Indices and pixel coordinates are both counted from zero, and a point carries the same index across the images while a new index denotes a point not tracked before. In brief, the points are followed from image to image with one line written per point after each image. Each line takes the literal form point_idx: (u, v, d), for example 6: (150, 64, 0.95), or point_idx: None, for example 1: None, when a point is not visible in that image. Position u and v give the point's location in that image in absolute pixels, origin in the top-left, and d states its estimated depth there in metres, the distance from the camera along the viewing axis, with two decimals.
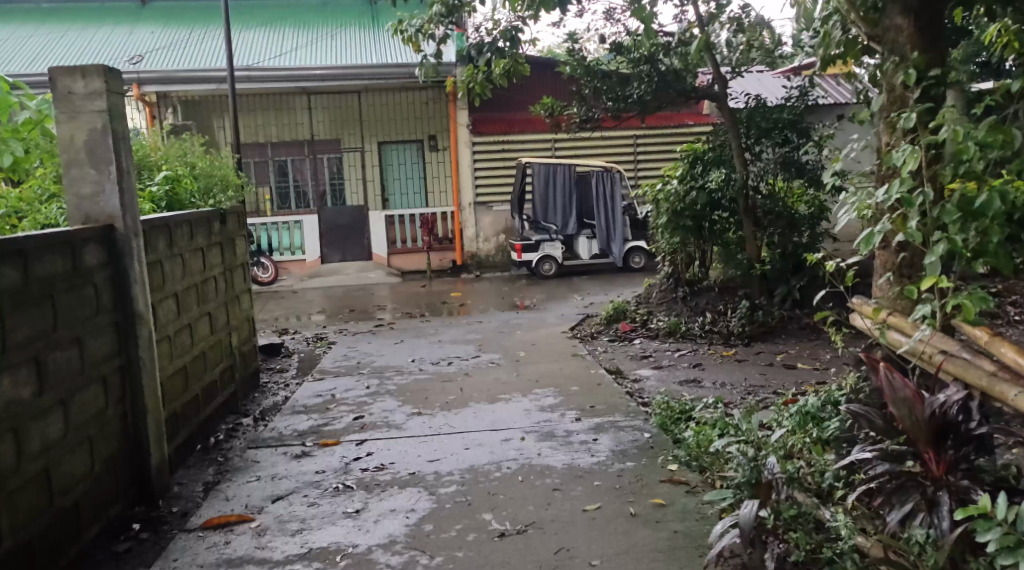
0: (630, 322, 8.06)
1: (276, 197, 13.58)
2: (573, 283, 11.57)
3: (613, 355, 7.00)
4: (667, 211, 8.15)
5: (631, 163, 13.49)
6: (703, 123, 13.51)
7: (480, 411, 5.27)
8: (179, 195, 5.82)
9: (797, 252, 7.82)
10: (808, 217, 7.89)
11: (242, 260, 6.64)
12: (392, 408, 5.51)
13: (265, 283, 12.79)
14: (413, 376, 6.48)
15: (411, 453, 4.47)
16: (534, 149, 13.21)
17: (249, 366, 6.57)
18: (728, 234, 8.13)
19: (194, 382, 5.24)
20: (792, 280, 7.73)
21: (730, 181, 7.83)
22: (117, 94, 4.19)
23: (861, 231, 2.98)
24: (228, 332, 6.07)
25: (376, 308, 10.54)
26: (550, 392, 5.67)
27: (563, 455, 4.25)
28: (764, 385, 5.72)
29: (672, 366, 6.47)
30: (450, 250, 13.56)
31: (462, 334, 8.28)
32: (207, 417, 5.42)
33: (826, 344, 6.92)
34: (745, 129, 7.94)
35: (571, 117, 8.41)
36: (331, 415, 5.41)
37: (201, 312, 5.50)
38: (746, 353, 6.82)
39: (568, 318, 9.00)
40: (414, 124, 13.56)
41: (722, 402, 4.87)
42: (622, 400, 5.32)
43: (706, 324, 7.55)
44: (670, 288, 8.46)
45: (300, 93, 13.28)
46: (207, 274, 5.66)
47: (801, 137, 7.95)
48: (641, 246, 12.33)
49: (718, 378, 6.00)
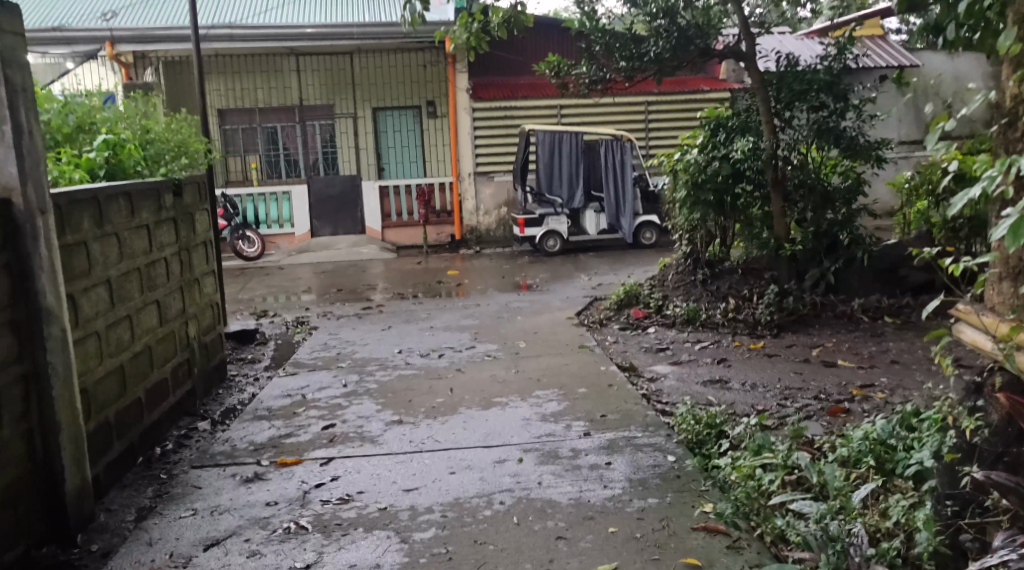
0: (643, 307, 7.25)
1: (264, 165, 12.72)
2: (580, 261, 10.76)
3: (625, 347, 6.22)
4: (685, 184, 7.30)
5: (642, 133, 12.60)
6: (719, 88, 12.59)
7: (471, 420, 4.48)
8: (122, 160, 5.02)
9: (832, 231, 6.98)
10: (844, 191, 7.05)
11: (204, 237, 5.83)
12: (368, 414, 4.71)
13: (251, 257, 12.00)
14: (398, 371, 5.70)
15: (385, 479, 3.69)
16: (537, 117, 12.32)
17: (212, 359, 5.78)
18: (752, 209, 7.30)
19: (136, 385, 4.46)
20: (825, 262, 6.89)
21: (759, 151, 6.91)
22: (15, 36, 3.37)
23: (1000, 218, 2.16)
24: (183, 322, 5.27)
25: (366, 288, 9.72)
26: (553, 395, 4.87)
27: (569, 488, 3.46)
28: (801, 388, 4.93)
29: (691, 362, 5.69)
30: (449, 223, 12.78)
31: (457, 320, 7.48)
32: (153, 422, 4.65)
33: (867, 334, 6.10)
34: (774, 93, 7.01)
35: (580, 77, 7.45)
36: (298, 423, 4.62)
37: (147, 300, 4.71)
38: (776, 345, 5.99)
39: (574, 301, 8.18)
40: (411, 88, 12.66)
41: (760, 419, 4.09)
42: (638, 408, 4.53)
43: (729, 311, 6.72)
44: (687, 270, 7.58)
45: (288, 54, 12.38)
46: (156, 256, 4.87)
47: (838, 101, 6.88)
48: (653, 221, 11.52)
49: (746, 378, 5.21)
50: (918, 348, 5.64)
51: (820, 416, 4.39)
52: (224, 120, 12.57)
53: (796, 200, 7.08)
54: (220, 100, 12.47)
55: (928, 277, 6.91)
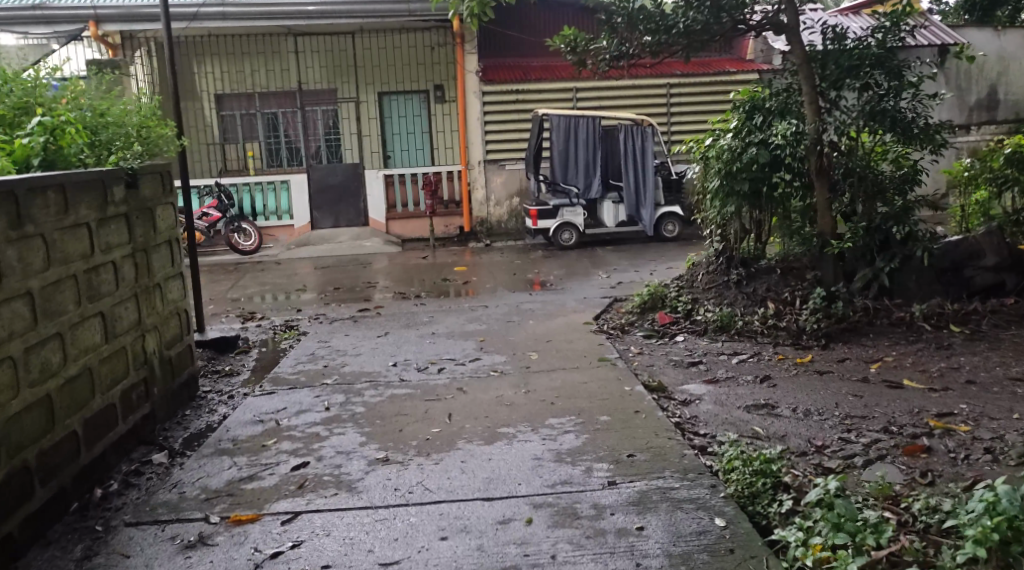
0: (670, 312, 6.45)
1: (264, 153, 12.00)
2: (597, 255, 9.98)
3: (651, 360, 5.44)
4: (718, 173, 6.46)
5: (664, 118, 11.76)
6: (746, 69, 11.74)
7: (471, 459, 3.71)
8: (62, 146, 4.26)
9: (885, 226, 6.08)
10: (896, 180, 6.20)
11: (169, 234, 5.06)
12: (350, 449, 3.96)
13: (247, 252, 11.26)
14: (391, 391, 4.93)
15: (359, 547, 2.96)
16: (552, 101, 11.50)
17: (178, 376, 5.04)
18: (792, 201, 6.49)
19: (70, 416, 3.74)
20: (878, 261, 5.99)
21: (801, 134, 6.09)
22: None
23: None
24: (140, 335, 4.53)
25: (366, 286, 8.96)
26: (570, 425, 4.11)
27: (590, 568, 2.73)
28: (864, 416, 4.13)
29: (728, 381, 4.89)
30: (457, 214, 11.94)
31: (461, 325, 6.70)
32: (95, 458, 3.93)
33: (932, 346, 5.29)
34: (819, 70, 6.20)
35: (598, 52, 6.57)
36: (265, 460, 3.86)
37: (89, 313, 3.98)
38: (826, 359, 5.19)
39: (591, 302, 7.38)
40: (417, 70, 11.87)
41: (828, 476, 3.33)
42: (672, 445, 3.74)
43: (767, 318, 5.92)
44: (719, 269, 6.72)
45: (286, 34, 11.60)
46: (100, 259, 4.14)
47: (892, 78, 6.04)
48: (676, 212, 10.72)
49: (796, 403, 4.41)
50: (996, 366, 4.83)
51: (897, 458, 3.61)
52: (222, 105, 11.83)
53: (843, 190, 6.24)
54: (216, 84, 11.72)
55: (997, 277, 6.02)
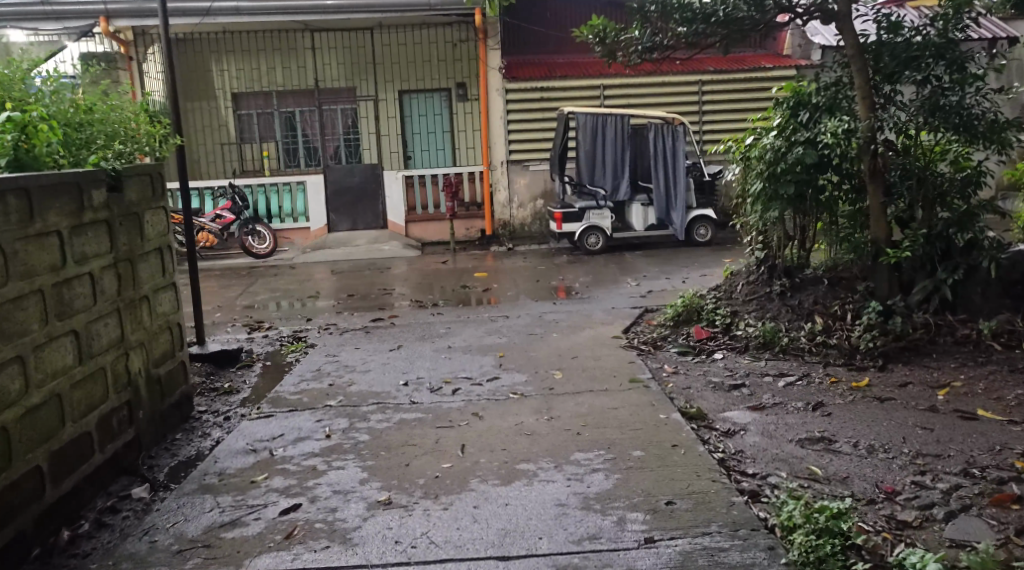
0: (707, 326, 5.92)
1: (281, 153, 11.60)
2: (626, 261, 9.46)
3: (688, 382, 4.91)
4: (760, 175, 5.90)
5: (695, 116, 11.21)
6: (783, 65, 11.15)
7: (485, 505, 3.22)
8: (34, 145, 3.80)
9: (946, 233, 5.49)
10: (960, 183, 5.55)
11: (159, 242, 4.60)
12: (348, 488, 3.49)
13: (261, 255, 10.79)
14: (399, 415, 4.46)
15: None
16: (578, 98, 11.01)
17: (168, 396, 4.60)
18: (841, 205, 5.93)
19: (33, 450, 3.32)
20: (939, 271, 5.44)
21: (852, 132, 5.50)
22: None
23: None
24: (123, 353, 4.09)
25: (381, 293, 8.50)
26: (599, 461, 3.62)
27: None
28: (939, 455, 3.60)
29: (776, 409, 4.35)
30: (479, 217, 11.40)
31: (479, 338, 6.21)
32: (63, 495, 3.51)
33: (1004, 370, 4.73)
34: (872, 62, 5.68)
35: (629, 44, 6.02)
36: (251, 501, 3.40)
37: (58, 331, 3.54)
38: (885, 384, 4.65)
39: (620, 313, 6.87)
40: (439, 68, 11.44)
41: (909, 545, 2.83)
42: (717, 490, 3.22)
43: (815, 334, 5.41)
44: (761, 280, 6.20)
45: (302, 29, 11.16)
46: (73, 271, 3.70)
47: (954, 71, 5.49)
48: (708, 215, 10.14)
49: (857, 437, 3.87)
50: None
51: (984, 511, 3.08)
52: (239, 104, 11.47)
53: (900, 194, 5.65)
54: (232, 82, 11.33)
55: None
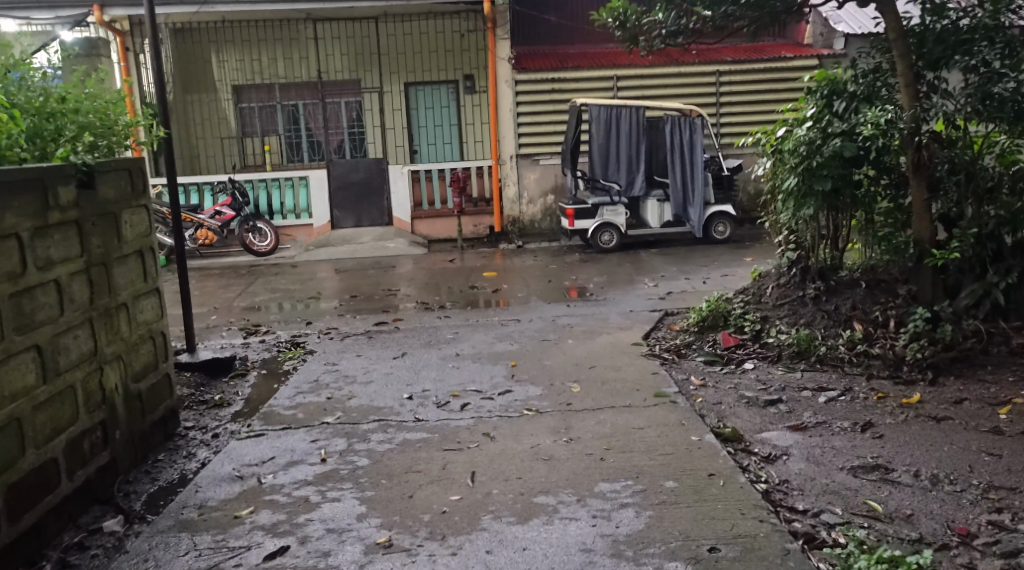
0: (735, 332, 5.49)
1: (283, 148, 11.18)
2: (642, 259, 9.03)
3: (720, 396, 4.48)
4: (794, 169, 5.42)
5: (712, 108, 10.75)
6: (805, 55, 10.68)
7: (500, 549, 2.83)
8: None
9: (997, 232, 5.06)
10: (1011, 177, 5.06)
11: (140, 242, 4.19)
12: (344, 525, 3.08)
13: (262, 253, 10.40)
14: (403, 434, 4.04)
15: None
16: (591, 90, 10.57)
17: (151, 413, 4.20)
18: (879, 202, 5.47)
19: None
20: (990, 274, 4.99)
21: (894, 123, 5.04)
22: None
23: None
24: (96, 368, 3.68)
25: (386, 294, 8.09)
26: (629, 493, 3.21)
27: None
28: (1014, 488, 3.18)
29: (821, 430, 3.92)
30: (487, 213, 10.97)
31: (489, 344, 5.79)
32: (22, 534, 3.12)
33: None
34: (914, 47, 5.22)
35: (652, 28, 5.55)
36: (233, 543, 3.01)
37: (18, 347, 3.14)
38: (938, 400, 4.22)
39: (640, 316, 6.43)
40: (445, 59, 11.03)
41: None
42: (768, 536, 2.82)
43: (855, 343, 4.97)
44: (792, 283, 5.74)
45: (304, 20, 10.73)
46: (36, 279, 3.29)
47: (1007, 57, 4.93)
48: (727, 211, 9.71)
49: (916, 464, 3.45)
50: None
51: None
52: (240, 97, 11.08)
53: (947, 189, 5.19)
54: (233, 75, 10.93)
55: None
